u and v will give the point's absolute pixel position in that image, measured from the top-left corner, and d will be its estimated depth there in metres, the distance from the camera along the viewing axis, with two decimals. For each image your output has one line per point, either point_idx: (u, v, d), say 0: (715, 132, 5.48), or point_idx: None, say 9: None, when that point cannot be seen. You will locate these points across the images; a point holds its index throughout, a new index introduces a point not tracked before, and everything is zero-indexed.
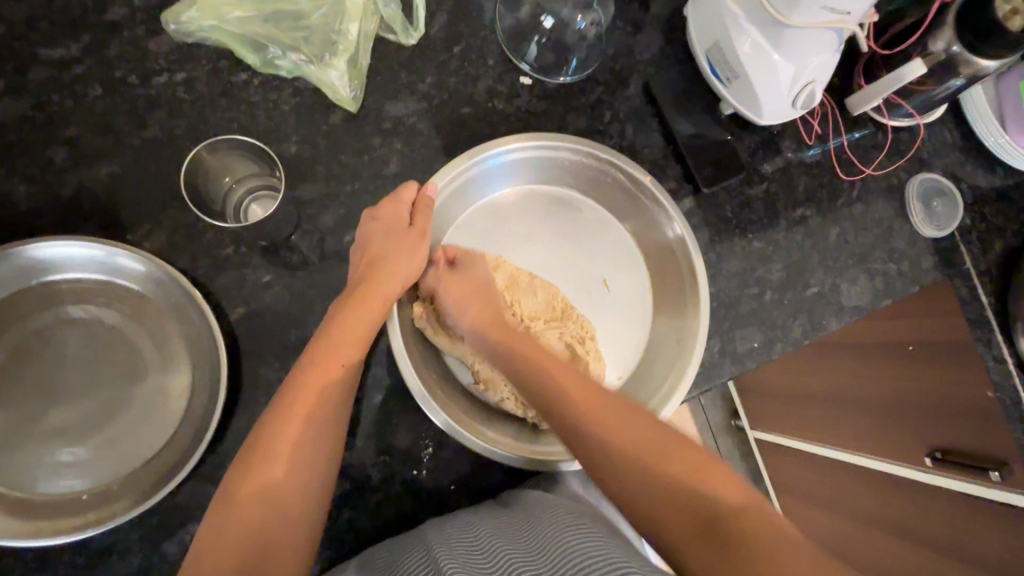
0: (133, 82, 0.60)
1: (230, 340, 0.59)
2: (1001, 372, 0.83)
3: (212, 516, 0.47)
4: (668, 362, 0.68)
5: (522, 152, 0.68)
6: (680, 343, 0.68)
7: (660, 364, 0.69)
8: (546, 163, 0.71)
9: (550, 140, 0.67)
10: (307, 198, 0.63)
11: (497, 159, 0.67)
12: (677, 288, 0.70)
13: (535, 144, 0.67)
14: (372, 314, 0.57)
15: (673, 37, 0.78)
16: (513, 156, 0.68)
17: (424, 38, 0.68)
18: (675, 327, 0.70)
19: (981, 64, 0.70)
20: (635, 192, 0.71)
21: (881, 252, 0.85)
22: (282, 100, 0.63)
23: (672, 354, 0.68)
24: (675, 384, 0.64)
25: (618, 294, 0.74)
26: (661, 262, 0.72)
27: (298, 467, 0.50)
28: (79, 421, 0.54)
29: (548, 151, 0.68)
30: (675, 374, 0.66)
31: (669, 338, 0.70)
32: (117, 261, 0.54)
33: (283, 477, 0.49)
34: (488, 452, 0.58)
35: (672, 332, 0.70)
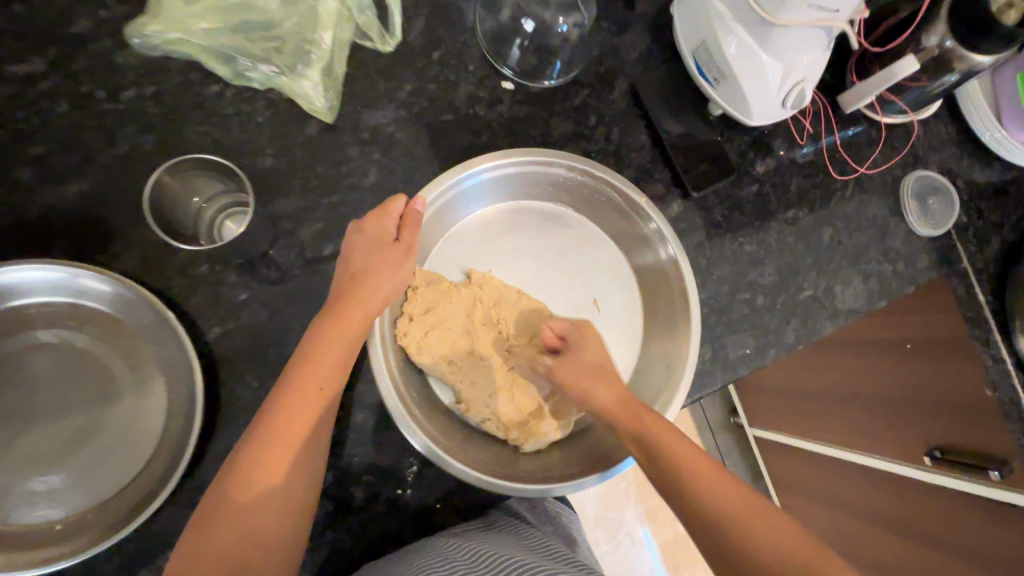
0: (101, 96, 0.58)
1: (207, 360, 0.58)
2: (998, 369, 0.85)
3: (187, 539, 0.46)
4: (657, 384, 0.67)
5: (511, 167, 0.66)
6: (669, 365, 0.66)
7: (649, 384, 0.68)
8: (537, 177, 0.69)
9: (542, 156, 0.65)
10: (283, 212, 0.61)
11: (483, 174, 0.65)
12: (668, 309, 0.69)
13: (526, 160, 0.65)
14: (352, 336, 0.55)
15: (659, 37, 0.76)
16: (501, 171, 0.66)
17: (401, 44, 0.66)
18: (665, 348, 0.68)
19: (975, 60, 0.68)
20: (628, 211, 0.69)
21: (876, 252, 0.83)
22: (256, 112, 0.61)
23: (661, 376, 0.67)
24: (663, 407, 0.63)
25: (607, 313, 0.72)
26: (653, 280, 0.71)
27: (276, 502, 0.48)
28: (51, 449, 0.52)
29: (540, 167, 0.66)
30: (663, 397, 0.64)
31: (659, 358, 0.68)
32: (86, 283, 0.53)
33: (261, 514, 0.48)
34: (469, 478, 0.57)
35: (663, 353, 0.68)
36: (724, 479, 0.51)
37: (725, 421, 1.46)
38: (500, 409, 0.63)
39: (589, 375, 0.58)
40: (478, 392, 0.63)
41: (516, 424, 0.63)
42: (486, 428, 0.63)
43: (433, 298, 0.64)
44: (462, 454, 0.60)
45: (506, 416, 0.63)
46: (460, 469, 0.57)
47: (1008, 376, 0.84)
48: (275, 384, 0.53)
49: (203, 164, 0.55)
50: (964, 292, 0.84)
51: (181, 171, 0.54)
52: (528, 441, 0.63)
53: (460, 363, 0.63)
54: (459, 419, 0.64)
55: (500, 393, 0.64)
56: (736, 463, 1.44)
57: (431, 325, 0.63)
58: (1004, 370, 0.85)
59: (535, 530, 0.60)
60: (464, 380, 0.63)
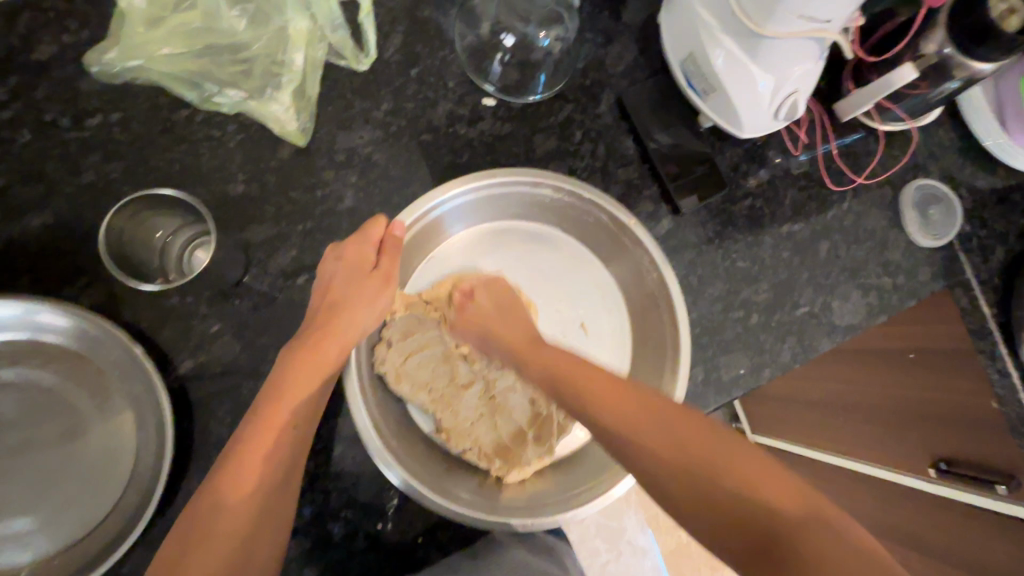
0: (65, 124, 0.56)
1: (178, 395, 0.56)
2: (1005, 386, 0.78)
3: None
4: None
5: (493, 188, 0.63)
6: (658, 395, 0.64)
7: None
8: (522, 197, 0.66)
9: (527, 176, 0.62)
10: (256, 239, 0.59)
11: (464, 197, 0.62)
12: (657, 336, 0.66)
13: (510, 181, 0.63)
14: (327, 369, 0.53)
15: (647, 47, 0.73)
16: (483, 193, 0.63)
17: (377, 62, 0.64)
18: (654, 376, 0.65)
19: (975, 67, 0.65)
20: (616, 232, 0.65)
21: (875, 265, 0.80)
22: (227, 136, 0.60)
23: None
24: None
25: (594, 337, 0.70)
26: (642, 304, 0.68)
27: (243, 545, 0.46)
28: (18, 491, 0.51)
29: (525, 187, 0.64)
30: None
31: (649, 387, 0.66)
32: (50, 320, 0.51)
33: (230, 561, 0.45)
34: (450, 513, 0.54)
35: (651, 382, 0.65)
36: (620, 387, 0.51)
37: None
38: (483, 438, 0.61)
39: (484, 320, 0.61)
40: (459, 420, 0.61)
41: (499, 453, 0.61)
42: (468, 459, 0.61)
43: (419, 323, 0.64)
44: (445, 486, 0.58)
45: (489, 445, 0.61)
46: (441, 505, 0.54)
47: (1014, 392, 0.78)
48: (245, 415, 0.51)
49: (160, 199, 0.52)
50: (968, 305, 0.82)
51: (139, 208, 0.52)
52: (512, 473, 0.60)
53: (443, 391, 0.62)
54: (442, 449, 0.62)
55: (482, 419, 0.63)
56: None
57: (414, 354, 0.62)
58: (1011, 387, 0.78)
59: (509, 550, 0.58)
60: (445, 408, 0.61)
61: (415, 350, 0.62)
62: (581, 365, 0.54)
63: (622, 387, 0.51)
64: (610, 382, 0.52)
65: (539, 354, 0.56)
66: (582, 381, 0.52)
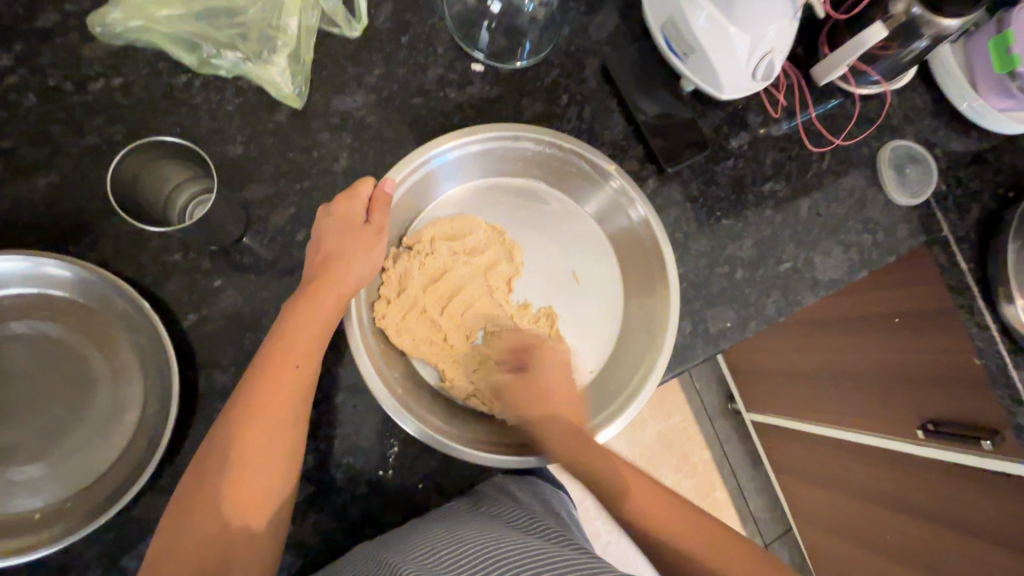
0: (68, 89, 0.59)
1: (182, 346, 0.58)
2: (985, 338, 0.82)
3: (162, 532, 0.46)
4: (640, 352, 0.67)
5: (479, 144, 0.66)
6: (652, 332, 0.67)
7: (631, 353, 0.68)
8: (506, 153, 0.69)
9: (507, 131, 0.66)
10: (255, 198, 0.62)
11: (451, 152, 0.66)
12: (646, 275, 0.69)
13: (493, 135, 0.66)
14: (329, 315, 0.55)
15: (630, 15, 0.76)
16: (470, 147, 0.66)
17: (369, 29, 0.67)
18: (645, 315, 0.69)
19: (942, 24, 0.68)
20: (599, 179, 0.69)
21: (856, 222, 0.82)
22: (225, 101, 0.62)
23: (644, 345, 0.67)
24: (645, 378, 0.63)
25: (588, 285, 0.72)
26: (630, 249, 0.72)
27: (255, 490, 0.48)
28: (30, 439, 0.52)
29: (508, 141, 0.66)
30: (645, 366, 0.65)
31: (641, 327, 0.69)
32: (54, 271, 0.53)
33: (245, 503, 0.47)
34: (456, 454, 0.57)
35: (644, 322, 0.68)
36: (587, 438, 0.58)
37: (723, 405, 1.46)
38: (484, 385, 0.63)
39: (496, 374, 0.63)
40: (461, 370, 0.63)
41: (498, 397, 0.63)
42: (470, 405, 0.64)
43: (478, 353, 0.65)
44: (448, 430, 0.61)
45: (488, 391, 0.63)
46: (447, 444, 0.57)
47: (994, 343, 0.82)
48: (249, 364, 0.52)
49: (198, 191, 0.57)
50: (945, 261, 0.84)
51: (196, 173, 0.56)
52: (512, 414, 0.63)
53: (439, 341, 0.64)
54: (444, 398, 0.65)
55: (481, 368, 0.64)
56: (735, 449, 1.43)
57: (405, 299, 0.63)
58: (991, 339, 0.82)
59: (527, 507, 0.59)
60: (447, 358, 0.63)
61: (398, 296, 0.63)
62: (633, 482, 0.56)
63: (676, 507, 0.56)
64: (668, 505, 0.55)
65: (594, 461, 0.56)
66: (642, 502, 0.55)
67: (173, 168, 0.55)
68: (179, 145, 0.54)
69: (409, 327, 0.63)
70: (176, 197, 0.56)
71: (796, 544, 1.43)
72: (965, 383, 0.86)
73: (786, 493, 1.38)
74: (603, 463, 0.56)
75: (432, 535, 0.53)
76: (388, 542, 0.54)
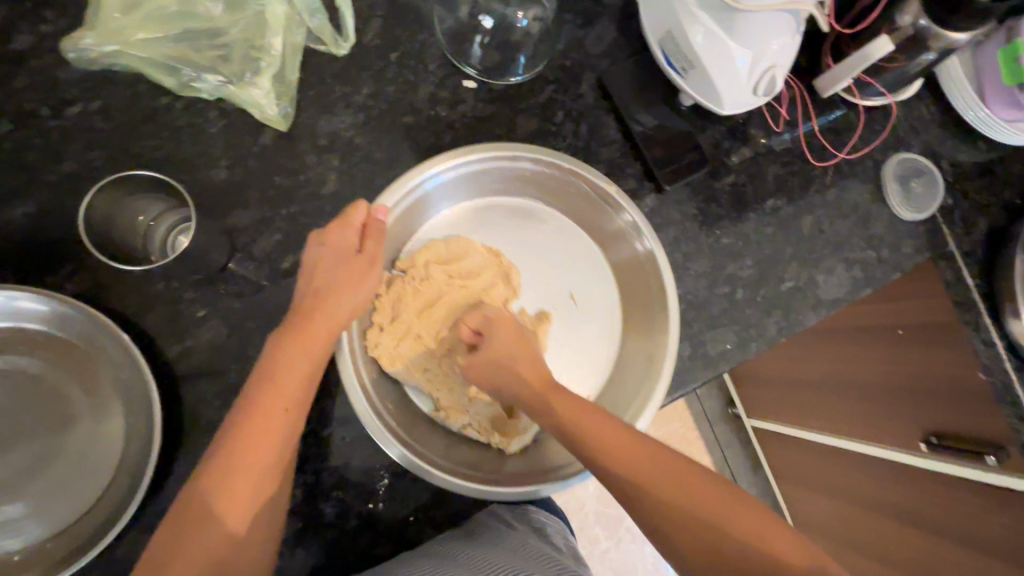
0: (45, 113, 0.57)
1: (166, 379, 0.56)
2: (990, 355, 0.81)
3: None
4: (639, 379, 0.65)
5: (476, 163, 0.64)
6: (651, 358, 0.64)
7: (630, 379, 0.66)
8: (502, 172, 0.67)
9: (502, 149, 0.63)
10: (240, 225, 0.60)
11: (446, 173, 0.63)
12: (646, 300, 0.67)
13: (489, 154, 0.64)
14: (319, 352, 0.53)
15: (627, 27, 0.73)
16: (466, 167, 0.64)
17: (357, 47, 0.65)
18: (644, 341, 0.67)
19: (952, 38, 0.66)
20: (599, 200, 0.67)
21: (860, 238, 0.80)
22: (208, 123, 0.60)
23: (642, 371, 0.65)
24: (645, 400, 0.61)
25: (585, 308, 0.70)
26: (630, 272, 0.69)
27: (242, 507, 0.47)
28: (7, 479, 0.51)
29: (503, 159, 0.64)
30: (643, 394, 0.63)
31: (639, 353, 0.67)
32: (30, 305, 0.52)
33: (233, 518, 0.46)
34: (452, 486, 0.55)
35: (643, 346, 0.66)
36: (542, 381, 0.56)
37: (724, 414, 1.44)
38: (481, 413, 0.62)
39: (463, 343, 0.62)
40: (457, 398, 0.62)
41: (497, 427, 0.62)
42: (467, 434, 0.62)
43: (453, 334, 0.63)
44: (444, 462, 0.58)
45: (486, 420, 0.62)
46: (443, 477, 0.55)
47: (999, 360, 0.81)
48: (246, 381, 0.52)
49: (177, 220, 0.55)
50: (951, 276, 0.83)
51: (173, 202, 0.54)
52: (511, 444, 0.61)
53: (434, 369, 0.62)
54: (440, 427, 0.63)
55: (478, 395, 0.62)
56: (735, 457, 1.42)
57: (399, 328, 0.61)
58: (996, 356, 0.81)
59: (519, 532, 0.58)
60: (443, 387, 0.62)
61: (391, 325, 0.61)
62: (605, 425, 0.52)
63: (662, 457, 0.50)
64: (654, 455, 0.50)
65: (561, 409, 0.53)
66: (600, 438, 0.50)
67: (149, 198, 0.53)
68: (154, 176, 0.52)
69: (406, 355, 0.61)
70: (157, 226, 0.54)
71: None
72: (972, 401, 0.85)
73: (788, 503, 1.36)
74: (563, 401, 0.54)
75: (419, 570, 0.51)
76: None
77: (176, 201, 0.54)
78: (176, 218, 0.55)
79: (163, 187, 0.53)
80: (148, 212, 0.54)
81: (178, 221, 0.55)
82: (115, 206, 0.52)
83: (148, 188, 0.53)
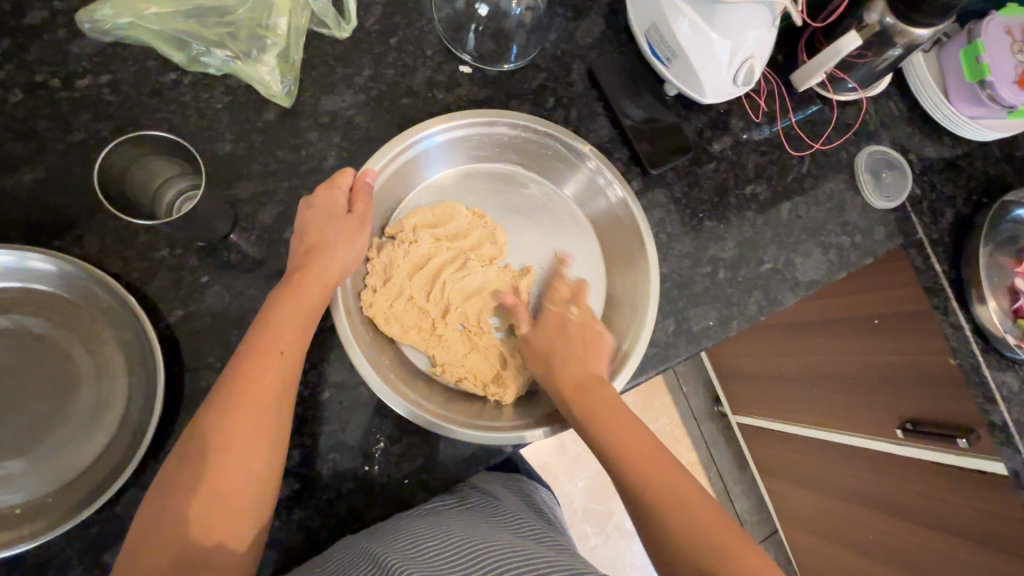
0: (56, 85, 0.59)
1: (169, 342, 0.58)
2: (958, 338, 0.83)
3: (147, 512, 0.46)
4: (624, 326, 0.69)
5: (464, 128, 0.68)
6: (634, 305, 0.69)
7: (616, 328, 0.70)
8: (482, 140, 0.70)
9: (484, 117, 0.67)
10: (243, 196, 0.62)
11: (436, 138, 0.67)
12: (626, 252, 0.71)
13: (470, 122, 0.67)
14: (311, 305, 0.55)
15: (615, 21, 0.78)
16: (454, 132, 0.68)
17: (358, 30, 0.68)
18: (626, 288, 0.71)
19: (914, 33, 0.70)
20: (575, 161, 0.71)
21: (835, 225, 0.84)
22: (214, 99, 0.62)
23: (628, 317, 0.69)
24: (634, 341, 0.65)
25: (570, 265, 0.74)
26: (609, 229, 0.73)
27: (232, 513, 0.47)
28: (10, 434, 0.52)
29: (484, 127, 0.68)
30: (631, 336, 0.67)
31: (622, 302, 0.71)
32: (36, 265, 0.53)
33: (233, 458, 0.47)
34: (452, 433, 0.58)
35: (627, 292, 0.71)
36: (580, 364, 0.62)
37: (709, 410, 1.47)
38: (475, 367, 0.64)
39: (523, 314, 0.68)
40: (450, 353, 0.64)
41: (493, 379, 0.64)
42: (463, 387, 0.64)
43: (501, 357, 0.66)
44: (444, 413, 0.61)
45: (481, 372, 0.64)
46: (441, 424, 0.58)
47: (966, 343, 0.83)
48: (204, 402, 0.50)
49: (187, 185, 0.57)
50: (920, 263, 0.85)
51: (185, 166, 0.56)
52: (508, 394, 0.63)
53: (425, 324, 0.64)
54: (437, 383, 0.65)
55: (473, 350, 0.65)
56: (720, 451, 1.45)
57: (389, 285, 0.64)
58: (963, 339, 0.83)
59: (506, 505, 0.59)
60: (437, 343, 0.64)
61: (384, 284, 0.64)
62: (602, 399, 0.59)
63: (643, 445, 0.56)
64: (631, 431, 0.57)
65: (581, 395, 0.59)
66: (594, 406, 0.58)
67: (164, 159, 0.55)
68: (178, 142, 0.54)
69: (401, 311, 0.64)
70: (168, 185, 0.56)
71: (783, 545, 1.44)
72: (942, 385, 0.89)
73: (772, 495, 1.39)
74: (580, 380, 0.61)
75: (412, 529, 0.53)
76: (370, 535, 0.54)
77: (191, 168, 0.56)
78: (187, 182, 0.57)
79: (181, 153, 0.55)
80: (162, 173, 0.56)
81: (187, 185, 0.57)
82: (133, 159, 0.54)
83: (168, 150, 0.55)
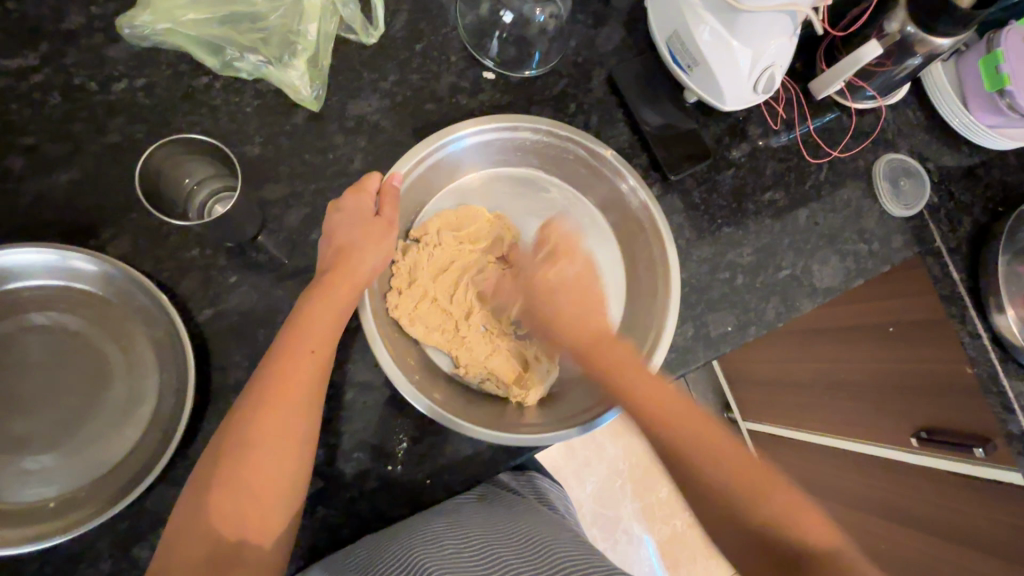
0: (93, 88, 0.60)
1: (197, 341, 0.59)
2: (975, 347, 0.83)
3: (183, 504, 0.47)
4: (645, 329, 0.69)
5: (488, 134, 0.68)
6: (654, 310, 0.69)
7: (637, 333, 0.70)
8: (504, 144, 0.71)
9: (509, 121, 0.68)
10: (271, 198, 0.63)
11: (460, 143, 0.68)
12: (646, 255, 0.72)
13: (494, 126, 0.68)
14: (340, 304, 0.56)
15: (635, 28, 0.79)
16: (478, 137, 0.69)
17: (384, 37, 0.69)
18: (646, 293, 0.71)
19: (934, 41, 0.71)
20: (597, 166, 0.71)
21: (853, 232, 0.84)
22: (244, 103, 0.64)
23: (650, 321, 0.69)
24: (654, 346, 0.66)
25: None
26: (628, 233, 0.74)
27: (264, 505, 0.48)
28: (44, 429, 0.53)
29: (507, 132, 0.69)
30: (652, 339, 0.67)
31: (643, 306, 0.71)
32: (71, 264, 0.54)
33: (264, 453, 0.48)
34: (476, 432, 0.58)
35: (647, 296, 0.71)
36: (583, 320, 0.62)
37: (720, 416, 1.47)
38: (497, 368, 0.65)
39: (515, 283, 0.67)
40: (473, 354, 0.64)
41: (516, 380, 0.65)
42: (486, 388, 0.65)
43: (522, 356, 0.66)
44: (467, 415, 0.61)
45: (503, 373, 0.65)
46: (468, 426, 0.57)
47: (984, 351, 0.83)
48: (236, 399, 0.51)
49: (221, 185, 0.59)
50: (937, 271, 0.85)
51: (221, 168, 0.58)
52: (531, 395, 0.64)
53: (449, 326, 0.65)
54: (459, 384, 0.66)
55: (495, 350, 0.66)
56: None
57: (414, 287, 0.65)
58: (981, 347, 0.83)
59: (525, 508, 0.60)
60: (460, 345, 0.65)
61: (408, 286, 0.65)
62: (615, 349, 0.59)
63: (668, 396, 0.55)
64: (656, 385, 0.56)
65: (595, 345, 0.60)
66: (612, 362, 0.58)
67: (201, 160, 0.56)
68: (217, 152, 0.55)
69: (424, 312, 0.64)
70: (203, 183, 0.58)
71: None
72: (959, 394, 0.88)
73: None
74: (586, 333, 0.61)
75: (434, 527, 0.54)
76: (391, 533, 0.55)
77: (227, 171, 0.58)
78: (221, 182, 0.58)
79: (218, 158, 0.56)
80: (198, 172, 0.57)
81: (221, 185, 0.59)
82: (170, 159, 0.55)
83: (205, 154, 0.56)
